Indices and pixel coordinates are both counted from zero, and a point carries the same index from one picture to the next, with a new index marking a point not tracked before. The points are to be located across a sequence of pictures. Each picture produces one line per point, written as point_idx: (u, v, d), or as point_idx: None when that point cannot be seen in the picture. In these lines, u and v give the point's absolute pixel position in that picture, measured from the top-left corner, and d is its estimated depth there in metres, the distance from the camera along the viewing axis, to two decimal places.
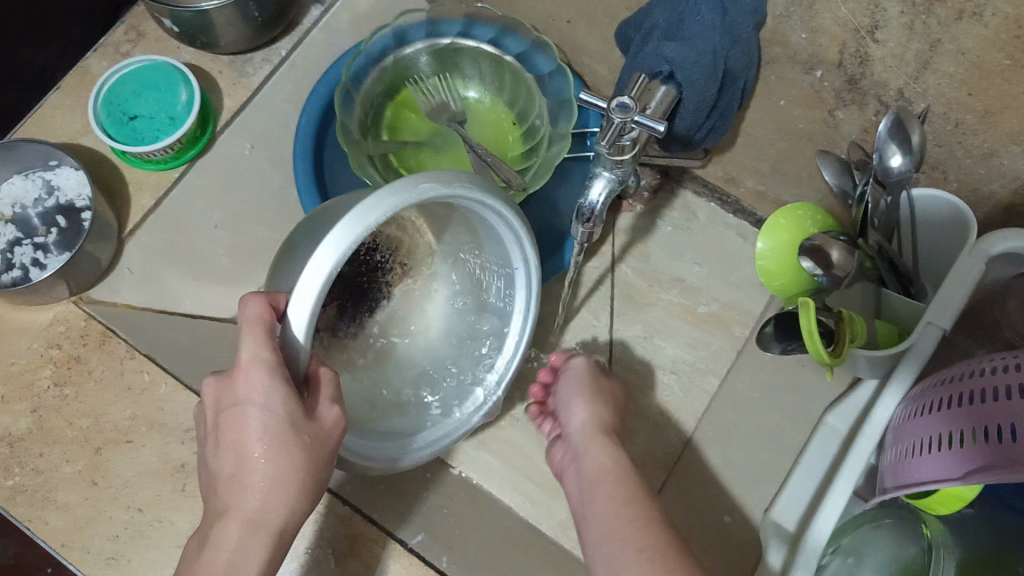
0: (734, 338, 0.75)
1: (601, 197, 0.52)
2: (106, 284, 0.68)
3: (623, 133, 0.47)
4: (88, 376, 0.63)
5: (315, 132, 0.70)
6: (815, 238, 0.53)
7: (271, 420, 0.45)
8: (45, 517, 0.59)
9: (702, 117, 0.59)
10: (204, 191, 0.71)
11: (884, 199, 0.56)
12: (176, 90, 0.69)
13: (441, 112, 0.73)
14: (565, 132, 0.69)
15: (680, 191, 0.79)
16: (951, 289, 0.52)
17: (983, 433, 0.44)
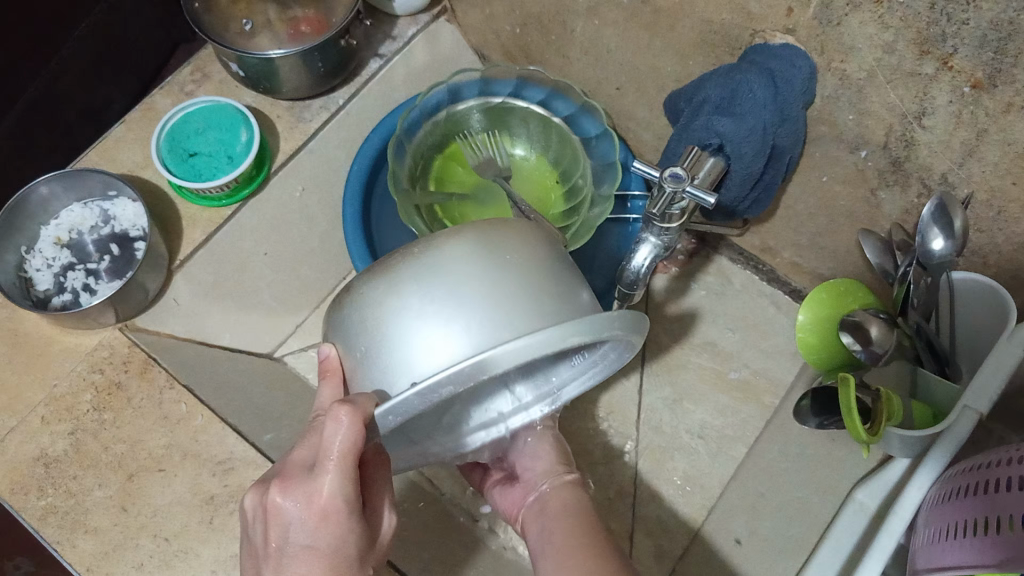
0: (763, 407, 0.75)
1: (645, 262, 0.53)
2: (153, 314, 0.69)
3: (672, 203, 0.49)
4: (127, 403, 0.64)
5: (365, 179, 0.72)
6: (855, 315, 0.54)
7: (340, 558, 0.45)
8: (75, 540, 0.60)
9: (747, 189, 0.60)
10: (254, 229, 0.73)
11: (925, 280, 0.57)
12: (237, 132, 0.71)
13: (488, 167, 0.74)
14: (608, 194, 0.70)
15: (716, 256, 0.80)
16: (990, 374, 0.53)
17: (1021, 521, 0.44)
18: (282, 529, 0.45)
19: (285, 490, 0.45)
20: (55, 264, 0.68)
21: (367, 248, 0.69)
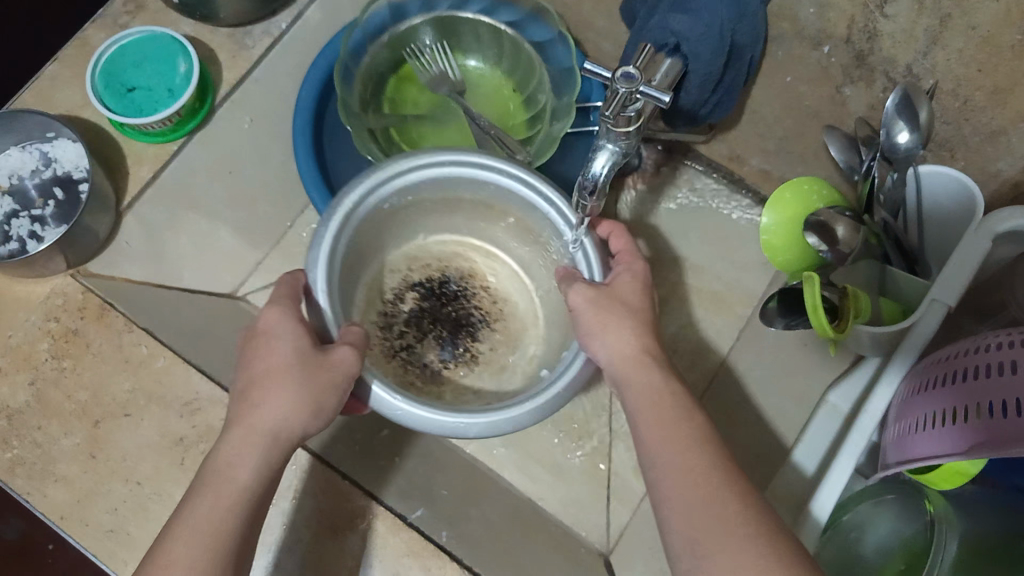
0: (736, 318, 0.74)
1: (604, 170, 0.50)
2: (104, 258, 0.67)
3: (627, 105, 0.46)
4: (86, 349, 0.63)
5: (315, 107, 0.69)
6: (820, 214, 0.53)
7: (288, 356, 0.49)
8: (44, 490, 0.59)
9: (709, 92, 0.58)
10: (204, 164, 0.71)
11: (890, 175, 0.56)
12: (174, 62, 0.67)
13: (439, 84, 0.72)
14: (569, 105, 0.69)
15: (684, 167, 0.76)
16: (957, 267, 0.52)
17: (987, 408, 0.44)
18: (253, 331, 0.51)
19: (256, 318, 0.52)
20: None
21: (324, 181, 0.67)
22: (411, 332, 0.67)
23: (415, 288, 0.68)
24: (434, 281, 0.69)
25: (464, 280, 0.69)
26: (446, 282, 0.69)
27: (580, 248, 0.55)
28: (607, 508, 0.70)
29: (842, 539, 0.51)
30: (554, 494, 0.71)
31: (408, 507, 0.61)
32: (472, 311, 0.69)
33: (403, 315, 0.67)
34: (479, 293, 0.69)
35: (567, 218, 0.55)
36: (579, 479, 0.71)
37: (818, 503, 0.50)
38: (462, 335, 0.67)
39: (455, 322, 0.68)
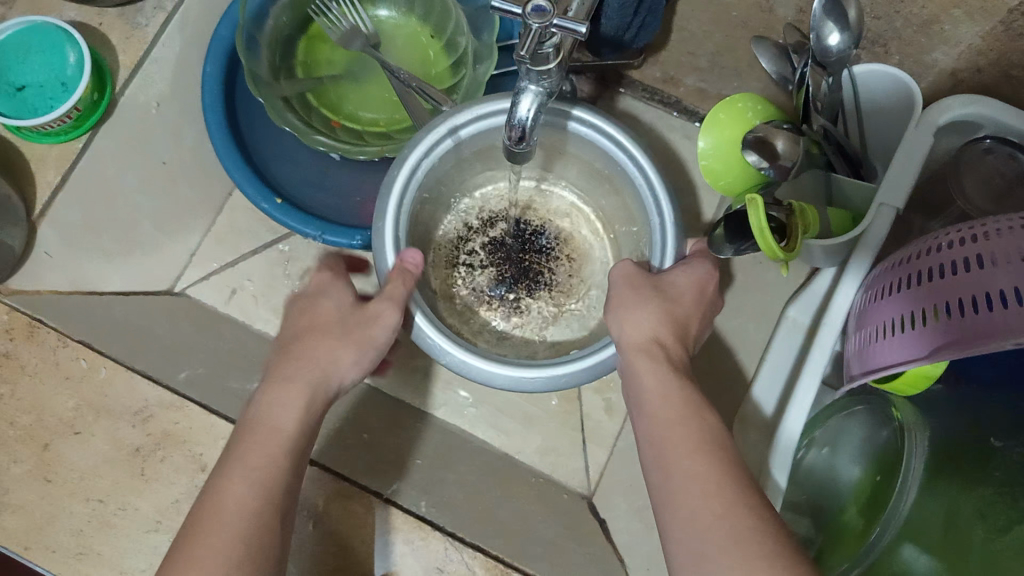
0: None
1: (530, 113, 0.48)
2: (25, 272, 0.63)
3: (543, 40, 0.43)
4: (22, 371, 0.60)
5: (223, 81, 0.65)
6: (758, 131, 0.51)
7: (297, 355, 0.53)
8: (2, 522, 0.57)
9: (631, 14, 0.55)
10: (114, 158, 0.66)
11: (823, 82, 0.53)
12: (63, 51, 0.62)
13: (352, 39, 0.67)
14: (491, 45, 0.66)
15: (620, 97, 0.70)
16: (902, 167, 0.51)
17: (946, 309, 0.43)
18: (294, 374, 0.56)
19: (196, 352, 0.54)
20: None
21: (244, 159, 0.63)
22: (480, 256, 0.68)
23: (510, 221, 0.69)
24: (530, 228, 0.69)
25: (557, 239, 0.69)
26: (540, 233, 0.69)
27: (659, 214, 0.54)
28: (584, 451, 0.70)
29: (818, 456, 0.52)
30: (529, 445, 0.70)
31: (382, 483, 0.60)
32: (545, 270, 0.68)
33: (484, 239, 0.68)
34: (562, 261, 0.68)
35: (660, 207, 0.54)
36: (552, 425, 0.70)
37: (788, 424, 0.50)
38: (521, 283, 0.68)
39: (523, 272, 0.68)
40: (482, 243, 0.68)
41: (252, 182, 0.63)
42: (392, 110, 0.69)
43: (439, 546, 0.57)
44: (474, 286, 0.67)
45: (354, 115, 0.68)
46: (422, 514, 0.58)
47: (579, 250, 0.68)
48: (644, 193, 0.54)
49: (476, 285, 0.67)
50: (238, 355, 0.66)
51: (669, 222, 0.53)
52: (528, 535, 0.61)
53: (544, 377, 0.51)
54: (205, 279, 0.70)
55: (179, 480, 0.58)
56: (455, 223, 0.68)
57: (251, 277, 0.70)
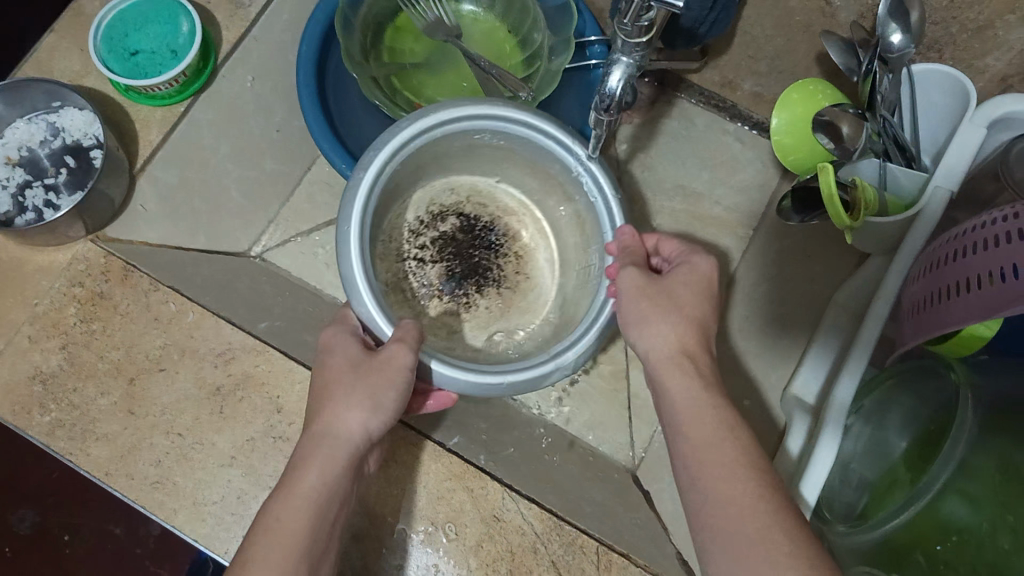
0: (740, 238, 0.74)
1: (620, 84, 0.52)
2: (122, 222, 0.67)
3: (642, 12, 0.47)
4: (114, 311, 0.63)
5: (316, 59, 0.70)
6: (826, 114, 0.58)
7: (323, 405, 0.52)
8: (87, 449, 0.59)
9: (708, 7, 0.60)
10: (210, 125, 0.71)
11: (886, 77, 0.57)
12: (177, 22, 0.68)
13: (437, 29, 0.72)
14: (567, 37, 0.70)
15: (677, 100, 0.77)
16: (956, 155, 0.55)
17: (999, 275, 0.46)
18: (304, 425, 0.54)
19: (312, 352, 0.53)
20: (11, 183, 0.65)
21: (331, 130, 0.68)
22: (430, 250, 0.69)
23: (458, 217, 0.70)
24: (481, 220, 0.71)
25: (504, 237, 0.71)
26: (490, 229, 0.70)
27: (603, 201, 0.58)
28: (630, 425, 0.71)
29: (867, 424, 0.54)
30: (579, 417, 0.71)
31: (445, 435, 0.63)
32: (493, 266, 0.70)
33: (435, 233, 0.69)
34: (508, 260, 0.70)
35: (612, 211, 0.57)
36: (599, 403, 0.71)
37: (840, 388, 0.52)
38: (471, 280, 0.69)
39: (473, 267, 0.69)
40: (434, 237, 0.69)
41: (339, 152, 0.67)
42: (468, 97, 0.73)
43: (497, 496, 0.59)
44: (425, 281, 0.68)
45: (434, 99, 0.72)
46: (481, 466, 0.61)
47: (522, 250, 0.71)
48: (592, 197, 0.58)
49: (426, 279, 0.68)
50: (313, 314, 0.69)
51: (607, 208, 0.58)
52: (581, 497, 0.62)
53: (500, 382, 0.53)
54: (282, 245, 0.74)
55: (255, 420, 0.61)
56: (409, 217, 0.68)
57: (326, 246, 0.74)
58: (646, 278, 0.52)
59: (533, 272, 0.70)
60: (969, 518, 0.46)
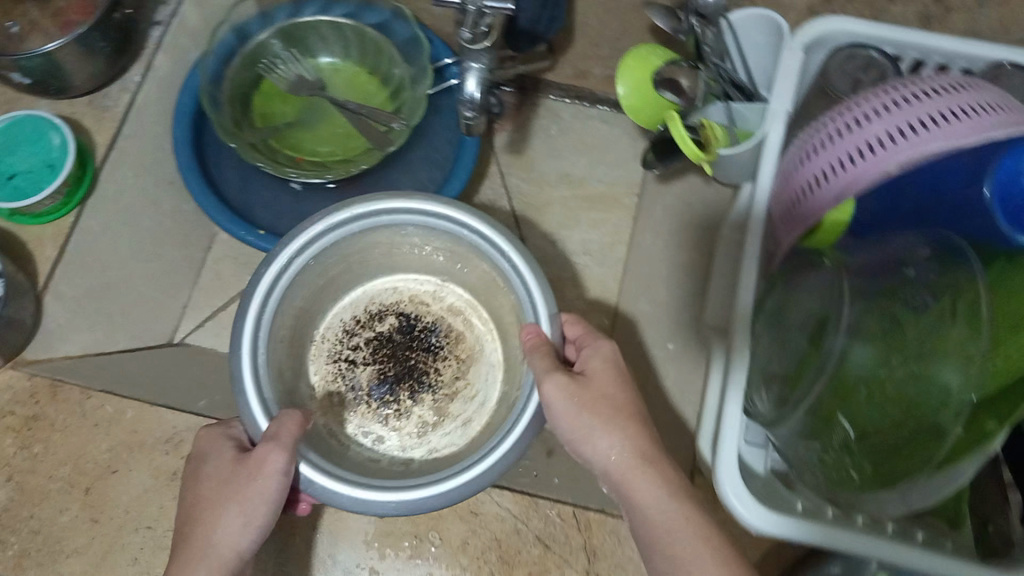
0: (626, 208, 0.80)
1: (476, 88, 0.58)
2: (39, 342, 0.67)
3: (480, 18, 0.54)
4: (53, 429, 0.63)
5: (191, 142, 0.72)
6: (663, 73, 0.65)
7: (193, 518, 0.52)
8: (59, 567, 0.59)
9: (539, 7, 0.67)
10: (104, 230, 0.71)
11: (710, 29, 0.64)
12: (46, 139, 0.69)
13: (301, 86, 0.76)
14: (426, 67, 0.74)
15: (543, 101, 0.83)
16: (785, 79, 0.61)
17: (847, 160, 0.52)
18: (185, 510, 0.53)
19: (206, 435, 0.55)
20: None
21: (225, 206, 0.70)
22: (365, 351, 0.69)
23: (399, 317, 0.70)
24: (421, 327, 0.70)
25: (446, 335, 0.69)
26: (431, 331, 0.70)
27: (530, 302, 0.56)
28: None
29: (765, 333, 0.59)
30: None
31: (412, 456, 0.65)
32: (431, 368, 0.68)
33: (369, 334, 0.69)
34: (446, 361, 0.68)
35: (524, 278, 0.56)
36: None
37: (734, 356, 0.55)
38: (405, 385, 0.67)
39: (409, 369, 0.68)
40: (368, 341, 0.69)
41: (235, 222, 0.69)
42: (346, 141, 0.75)
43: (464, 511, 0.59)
44: (355, 384, 0.67)
45: (314, 151, 0.75)
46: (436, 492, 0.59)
47: (467, 351, 0.69)
48: (512, 275, 0.56)
49: (358, 382, 0.67)
50: None
51: (530, 281, 0.56)
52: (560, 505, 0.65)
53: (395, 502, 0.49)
54: (200, 327, 0.74)
55: None
56: (339, 319, 0.69)
57: None
58: (565, 382, 0.52)
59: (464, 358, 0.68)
60: (870, 371, 0.51)
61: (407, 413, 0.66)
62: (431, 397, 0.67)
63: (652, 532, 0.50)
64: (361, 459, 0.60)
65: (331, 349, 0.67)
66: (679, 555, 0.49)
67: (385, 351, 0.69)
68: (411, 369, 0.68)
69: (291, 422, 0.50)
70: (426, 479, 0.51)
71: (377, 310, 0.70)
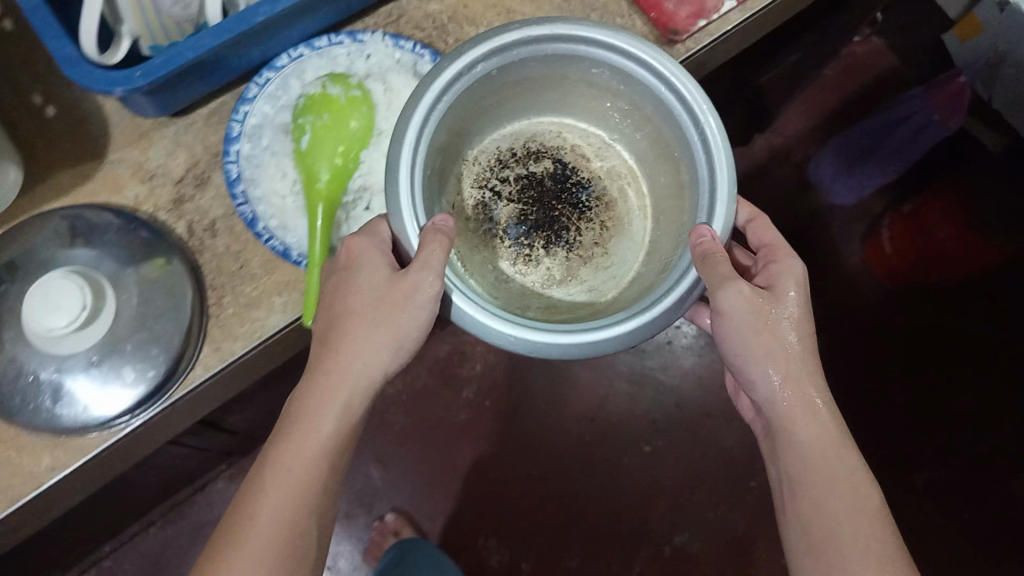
0: None
1: None
2: None
3: None
4: None
5: None
6: None
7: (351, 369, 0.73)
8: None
9: None
10: None
11: None
12: None
13: None
14: None
15: None
16: None
17: None
18: (342, 307, 0.74)
19: (363, 237, 0.75)
20: None
21: None
22: (511, 188, 0.94)
23: (553, 163, 0.96)
24: (576, 178, 0.95)
25: (598, 203, 0.94)
26: (580, 188, 0.95)
27: (719, 157, 0.74)
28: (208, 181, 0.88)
29: None
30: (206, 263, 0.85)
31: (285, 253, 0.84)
32: (571, 233, 0.93)
33: (513, 172, 0.95)
34: (602, 216, 0.93)
35: (705, 117, 0.74)
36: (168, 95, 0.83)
37: None
38: (540, 236, 0.92)
39: (549, 220, 0.93)
40: (519, 177, 0.95)
41: None
42: None
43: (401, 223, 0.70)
44: (491, 216, 0.92)
45: None
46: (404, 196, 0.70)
47: (613, 220, 0.93)
48: (691, 105, 0.75)
49: (497, 215, 0.93)
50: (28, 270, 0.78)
51: (721, 164, 0.73)
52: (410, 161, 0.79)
53: (539, 344, 0.68)
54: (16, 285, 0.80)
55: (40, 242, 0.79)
56: (491, 147, 0.94)
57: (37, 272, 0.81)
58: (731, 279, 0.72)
59: (617, 230, 0.92)
60: None
61: (539, 261, 0.90)
62: (565, 252, 0.91)
63: (805, 469, 0.75)
64: (513, 301, 0.83)
65: (479, 172, 0.93)
66: (826, 499, 0.75)
67: (531, 192, 0.94)
68: (553, 219, 0.93)
69: (437, 253, 0.69)
70: (615, 319, 0.70)
71: (540, 150, 0.96)
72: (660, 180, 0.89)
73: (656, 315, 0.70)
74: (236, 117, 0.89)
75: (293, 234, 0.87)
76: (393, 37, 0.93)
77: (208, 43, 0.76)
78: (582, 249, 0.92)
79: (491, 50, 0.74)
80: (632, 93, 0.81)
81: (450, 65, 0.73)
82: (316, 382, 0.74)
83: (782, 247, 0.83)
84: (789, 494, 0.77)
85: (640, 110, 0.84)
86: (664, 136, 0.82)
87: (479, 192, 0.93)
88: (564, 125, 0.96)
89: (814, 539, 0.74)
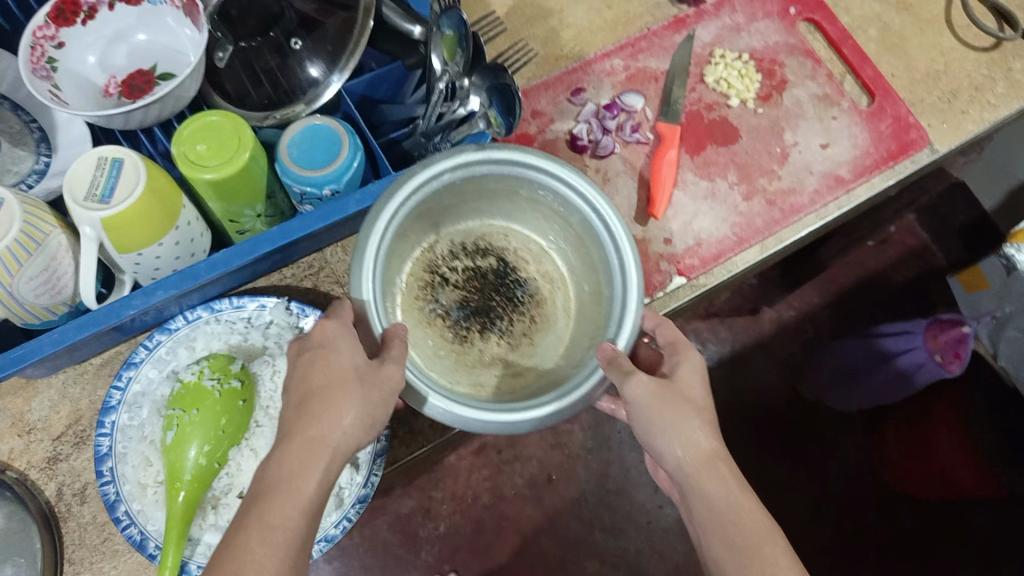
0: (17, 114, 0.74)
1: None
2: None
3: None
4: None
5: None
6: None
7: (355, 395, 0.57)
8: None
9: None
10: None
11: None
12: None
13: None
14: None
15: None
16: None
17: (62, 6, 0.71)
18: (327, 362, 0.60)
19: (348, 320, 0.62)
20: None
21: None
22: (456, 276, 0.81)
23: (497, 259, 0.82)
24: (511, 279, 0.81)
25: (530, 297, 0.81)
26: (517, 285, 0.81)
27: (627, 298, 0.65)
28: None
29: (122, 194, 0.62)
30: None
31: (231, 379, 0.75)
32: (507, 322, 0.79)
33: (457, 265, 0.81)
34: (528, 313, 0.80)
35: (620, 251, 0.66)
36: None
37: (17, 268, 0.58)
38: (476, 320, 0.79)
39: (486, 308, 0.80)
40: (466, 268, 0.81)
41: None
42: None
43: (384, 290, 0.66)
44: (435, 299, 0.79)
45: None
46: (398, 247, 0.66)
47: (540, 314, 0.80)
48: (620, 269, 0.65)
49: (438, 298, 0.79)
50: None
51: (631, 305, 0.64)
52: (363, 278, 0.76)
53: (510, 419, 0.61)
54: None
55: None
56: (445, 240, 0.81)
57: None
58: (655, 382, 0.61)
59: (542, 328, 0.79)
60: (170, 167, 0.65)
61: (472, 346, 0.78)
62: (499, 338, 0.78)
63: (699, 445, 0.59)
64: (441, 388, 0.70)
65: (429, 260, 0.80)
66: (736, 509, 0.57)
67: (477, 283, 0.81)
68: (491, 310, 0.80)
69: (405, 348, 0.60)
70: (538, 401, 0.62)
71: (480, 245, 0.82)
72: (587, 288, 0.76)
73: (580, 395, 0.63)
74: (117, 381, 0.68)
75: (155, 521, 0.65)
76: (297, 304, 0.70)
77: (68, 338, 0.63)
78: (512, 337, 0.79)
79: (459, 164, 0.65)
80: (579, 225, 0.70)
81: (438, 167, 0.65)
82: (249, 528, 0.50)
83: (683, 340, 0.68)
84: (694, 526, 0.59)
85: (581, 235, 0.72)
86: (594, 262, 0.72)
87: (426, 274, 0.80)
88: (514, 229, 0.82)
89: (704, 502, 0.58)
